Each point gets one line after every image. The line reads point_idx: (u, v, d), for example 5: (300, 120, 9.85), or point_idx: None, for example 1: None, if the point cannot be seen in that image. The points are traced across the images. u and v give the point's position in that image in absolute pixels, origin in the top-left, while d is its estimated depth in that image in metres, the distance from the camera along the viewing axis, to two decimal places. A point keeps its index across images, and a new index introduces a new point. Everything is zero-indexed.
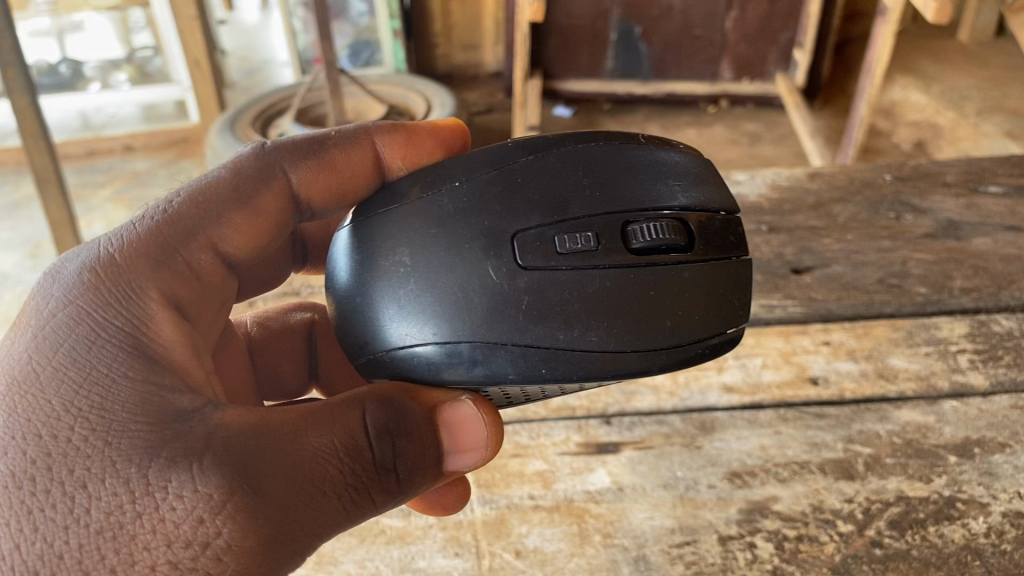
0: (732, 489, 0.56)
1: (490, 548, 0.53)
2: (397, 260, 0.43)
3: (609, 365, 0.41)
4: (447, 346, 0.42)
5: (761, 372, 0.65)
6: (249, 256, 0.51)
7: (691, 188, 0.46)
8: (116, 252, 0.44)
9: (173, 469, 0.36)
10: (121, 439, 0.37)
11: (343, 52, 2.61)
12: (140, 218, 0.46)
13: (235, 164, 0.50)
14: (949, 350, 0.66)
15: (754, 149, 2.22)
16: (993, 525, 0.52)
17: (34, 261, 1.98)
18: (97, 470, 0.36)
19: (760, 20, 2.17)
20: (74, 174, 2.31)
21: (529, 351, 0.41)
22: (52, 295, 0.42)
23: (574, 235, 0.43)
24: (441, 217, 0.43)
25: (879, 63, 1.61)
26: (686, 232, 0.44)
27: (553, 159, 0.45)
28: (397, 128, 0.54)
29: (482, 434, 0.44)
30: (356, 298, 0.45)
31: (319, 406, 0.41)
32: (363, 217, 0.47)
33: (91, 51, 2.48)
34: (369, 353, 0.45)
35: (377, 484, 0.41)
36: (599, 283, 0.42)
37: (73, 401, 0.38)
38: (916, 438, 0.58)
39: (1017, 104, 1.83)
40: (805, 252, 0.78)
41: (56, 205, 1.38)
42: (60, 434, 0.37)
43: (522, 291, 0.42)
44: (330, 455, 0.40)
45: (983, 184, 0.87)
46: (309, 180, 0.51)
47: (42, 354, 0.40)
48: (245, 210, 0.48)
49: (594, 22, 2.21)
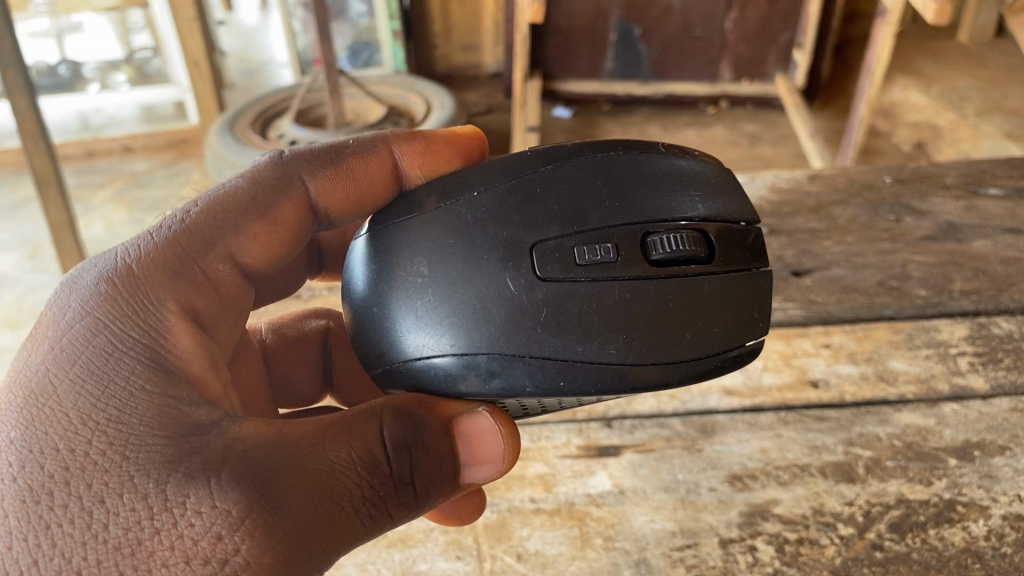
0: (733, 492, 0.56)
1: (491, 551, 0.53)
2: (415, 271, 0.44)
3: (628, 379, 0.42)
4: (464, 358, 0.42)
5: (761, 374, 0.65)
6: (265, 267, 0.51)
7: (710, 197, 0.46)
8: (132, 263, 0.44)
9: (191, 484, 0.37)
10: (139, 454, 0.37)
11: (343, 52, 2.62)
12: (156, 228, 0.46)
13: (253, 173, 0.50)
14: (949, 353, 0.66)
15: (753, 150, 2.22)
16: (993, 528, 0.52)
17: (34, 262, 1.98)
18: (115, 484, 0.37)
19: (760, 21, 2.18)
20: (74, 175, 2.32)
21: (547, 363, 0.41)
22: (69, 306, 0.42)
23: (593, 246, 0.43)
24: (459, 228, 0.44)
25: (878, 64, 1.61)
26: (706, 243, 0.45)
27: (572, 169, 0.45)
28: (416, 137, 0.54)
29: (499, 447, 0.44)
30: (374, 307, 0.45)
31: (337, 418, 0.41)
32: (379, 228, 0.47)
33: (90, 52, 2.48)
34: (385, 363, 0.45)
35: (394, 499, 0.41)
36: (618, 295, 0.42)
37: (91, 415, 0.38)
38: (916, 441, 0.59)
39: (1017, 105, 1.84)
40: (805, 254, 0.78)
41: (56, 206, 1.38)
42: (78, 448, 0.37)
43: (541, 303, 0.42)
44: (348, 469, 0.40)
45: (983, 186, 0.87)
46: (327, 190, 0.51)
47: (59, 366, 0.40)
48: (263, 219, 0.48)
49: (594, 23, 2.21)
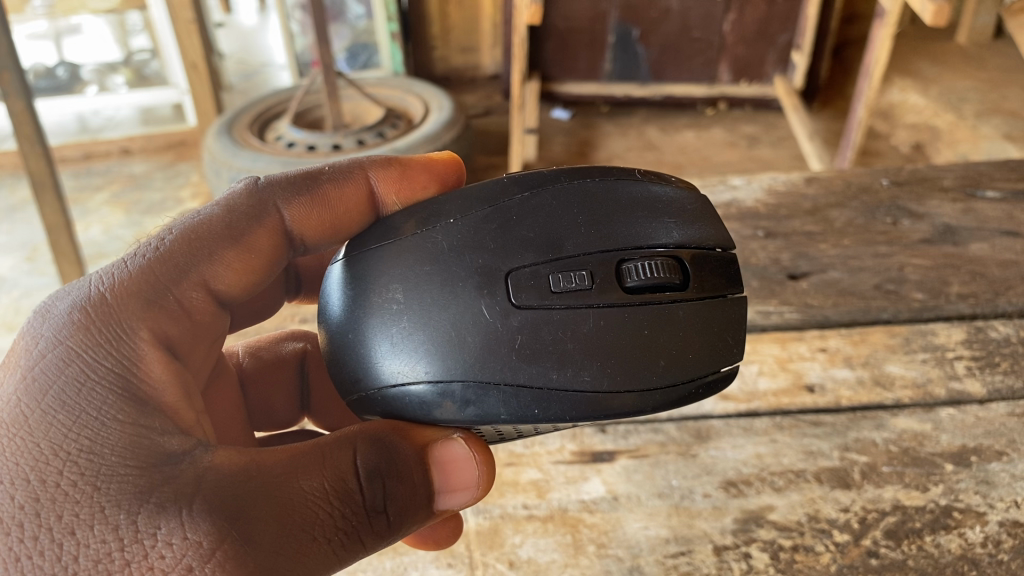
0: (728, 498, 0.56)
1: (483, 558, 0.53)
2: (390, 298, 0.43)
3: (602, 406, 0.41)
4: (439, 385, 0.42)
5: (757, 379, 0.65)
6: (240, 295, 0.50)
7: (686, 224, 0.46)
8: (107, 290, 0.43)
9: (162, 515, 0.36)
10: (109, 485, 0.37)
11: (342, 54, 2.62)
12: (131, 255, 0.45)
13: (229, 201, 0.50)
14: (945, 357, 0.66)
15: (752, 152, 2.21)
16: (990, 535, 0.52)
17: (32, 265, 1.98)
18: (86, 516, 0.36)
19: (759, 22, 2.17)
20: (71, 177, 2.31)
21: (521, 392, 0.41)
22: (42, 335, 0.41)
23: (568, 274, 0.43)
24: (435, 255, 0.43)
25: (878, 65, 1.60)
26: (681, 270, 0.44)
27: (548, 197, 0.45)
28: (391, 163, 0.54)
29: (474, 473, 0.45)
30: (348, 333, 0.45)
31: (310, 446, 0.41)
32: (356, 254, 0.47)
33: (89, 54, 2.47)
34: (361, 390, 0.45)
35: (368, 527, 0.41)
36: (593, 323, 0.42)
37: (63, 446, 0.37)
38: (912, 446, 0.58)
39: (1015, 106, 1.83)
40: (802, 257, 0.78)
41: (53, 209, 1.37)
42: (49, 479, 0.37)
43: (515, 330, 0.41)
44: (321, 498, 0.39)
45: (980, 189, 0.86)
46: (302, 217, 0.51)
47: (31, 396, 0.39)
48: (237, 248, 0.48)
49: (592, 25, 2.21)
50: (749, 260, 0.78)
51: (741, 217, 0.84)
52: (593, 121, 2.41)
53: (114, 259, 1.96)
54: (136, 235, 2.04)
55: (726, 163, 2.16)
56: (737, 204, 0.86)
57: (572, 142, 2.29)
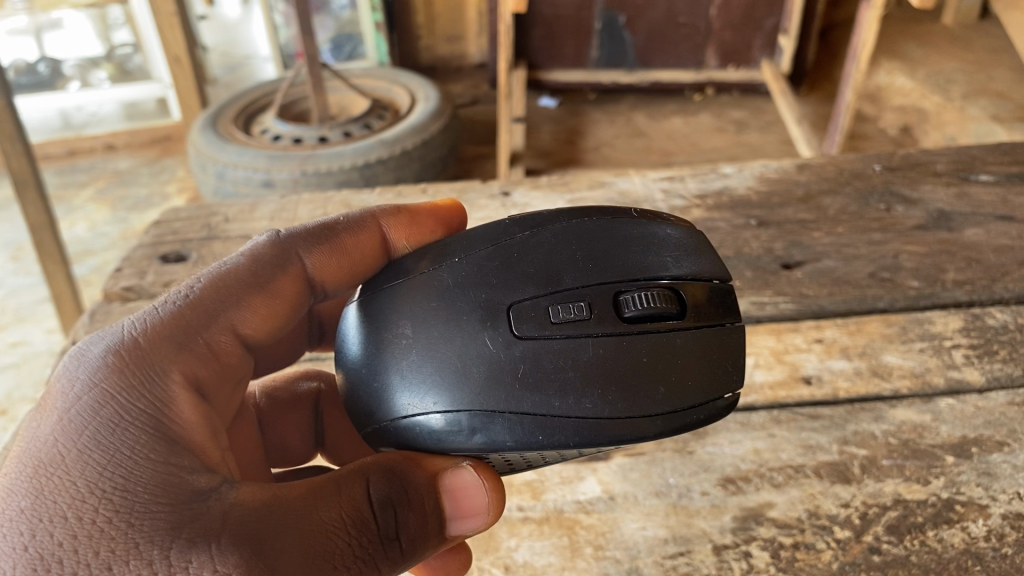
0: (727, 496, 0.54)
1: (478, 563, 0.52)
2: (400, 333, 0.42)
3: (605, 433, 0.40)
4: (450, 416, 0.40)
5: (753, 372, 0.64)
6: (265, 340, 0.49)
7: (684, 256, 0.44)
8: (140, 334, 0.41)
9: (193, 549, 0.34)
10: (142, 521, 0.35)
11: (325, 46, 2.58)
12: (161, 300, 0.44)
13: (252, 252, 0.49)
14: (943, 346, 0.65)
15: (741, 136, 2.20)
16: (993, 528, 0.51)
17: (16, 264, 1.94)
18: (122, 551, 0.34)
19: (745, 7, 2.16)
20: (54, 175, 2.27)
21: (525, 419, 0.39)
22: (78, 377, 0.39)
23: (567, 305, 0.41)
24: (442, 290, 0.43)
25: (865, 48, 1.58)
26: (678, 299, 0.43)
27: (548, 234, 0.44)
28: (400, 210, 0.53)
29: (483, 500, 0.43)
30: (362, 372, 0.44)
31: (323, 480, 0.40)
32: (370, 293, 0.46)
33: (68, 48, 2.43)
34: (375, 421, 0.44)
35: (384, 555, 0.39)
36: (592, 351, 0.40)
37: (98, 483, 0.36)
38: (912, 438, 0.57)
39: (1003, 86, 1.82)
40: (795, 246, 0.77)
41: (35, 207, 1.33)
42: (85, 517, 0.35)
43: (519, 360, 0.40)
44: (338, 528, 0.38)
45: (974, 173, 0.86)
46: (323, 266, 0.50)
47: (66, 437, 0.37)
48: (263, 295, 0.47)
49: (578, 11, 2.18)
50: (743, 250, 0.77)
51: (733, 206, 0.83)
52: (581, 109, 2.40)
53: (101, 256, 1.93)
54: (122, 232, 2.02)
55: (715, 149, 2.14)
56: (729, 193, 0.85)
57: (560, 131, 2.27)
